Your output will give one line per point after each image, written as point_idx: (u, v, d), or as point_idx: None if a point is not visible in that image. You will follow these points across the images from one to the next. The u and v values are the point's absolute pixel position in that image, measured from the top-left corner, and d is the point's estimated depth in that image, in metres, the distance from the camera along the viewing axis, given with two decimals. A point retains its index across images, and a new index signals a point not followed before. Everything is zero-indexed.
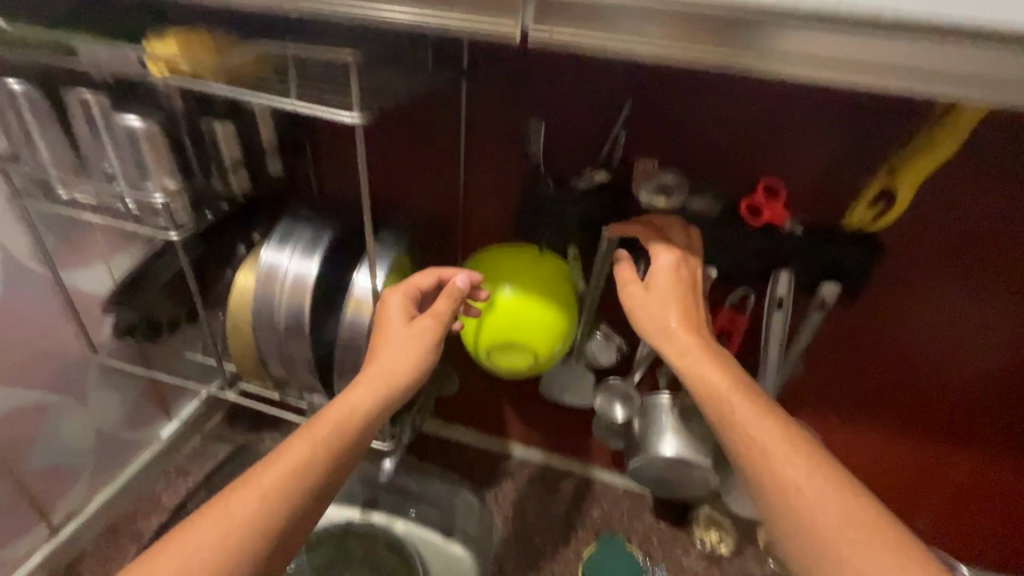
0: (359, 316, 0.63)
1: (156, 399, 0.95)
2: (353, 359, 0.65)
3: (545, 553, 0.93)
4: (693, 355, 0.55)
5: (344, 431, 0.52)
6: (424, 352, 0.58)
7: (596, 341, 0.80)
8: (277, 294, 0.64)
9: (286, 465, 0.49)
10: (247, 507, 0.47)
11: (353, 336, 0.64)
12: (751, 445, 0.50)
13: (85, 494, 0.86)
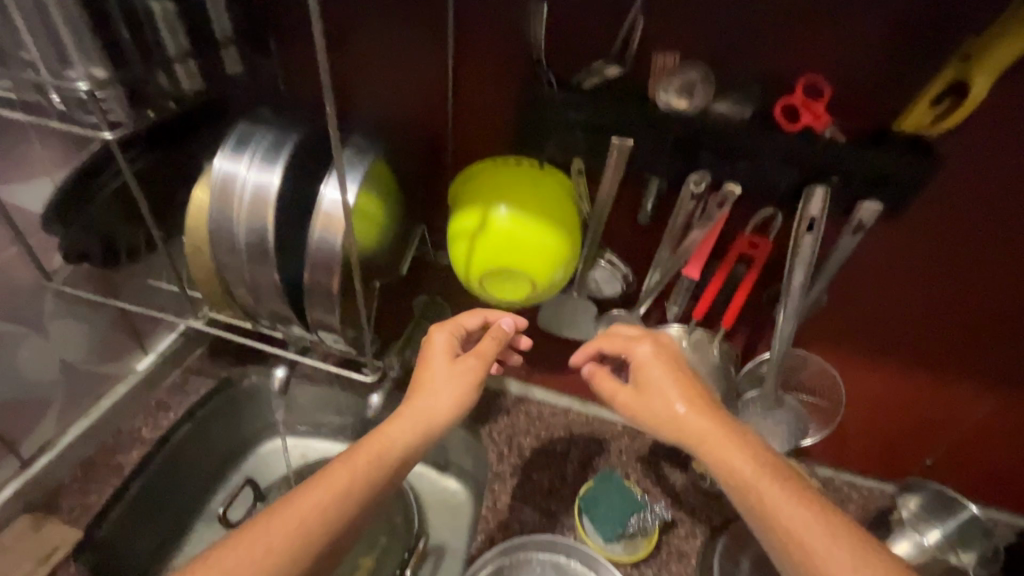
0: (329, 235, 0.56)
1: (127, 330, 0.89)
2: (325, 282, 0.58)
3: (542, 488, 0.90)
4: (711, 441, 0.56)
5: (383, 462, 0.57)
6: (466, 391, 0.63)
7: (600, 270, 0.73)
8: (236, 208, 0.56)
9: (327, 488, 0.54)
10: (291, 525, 0.51)
11: (325, 255, 0.56)
12: (765, 506, 0.52)
13: (57, 426, 0.82)
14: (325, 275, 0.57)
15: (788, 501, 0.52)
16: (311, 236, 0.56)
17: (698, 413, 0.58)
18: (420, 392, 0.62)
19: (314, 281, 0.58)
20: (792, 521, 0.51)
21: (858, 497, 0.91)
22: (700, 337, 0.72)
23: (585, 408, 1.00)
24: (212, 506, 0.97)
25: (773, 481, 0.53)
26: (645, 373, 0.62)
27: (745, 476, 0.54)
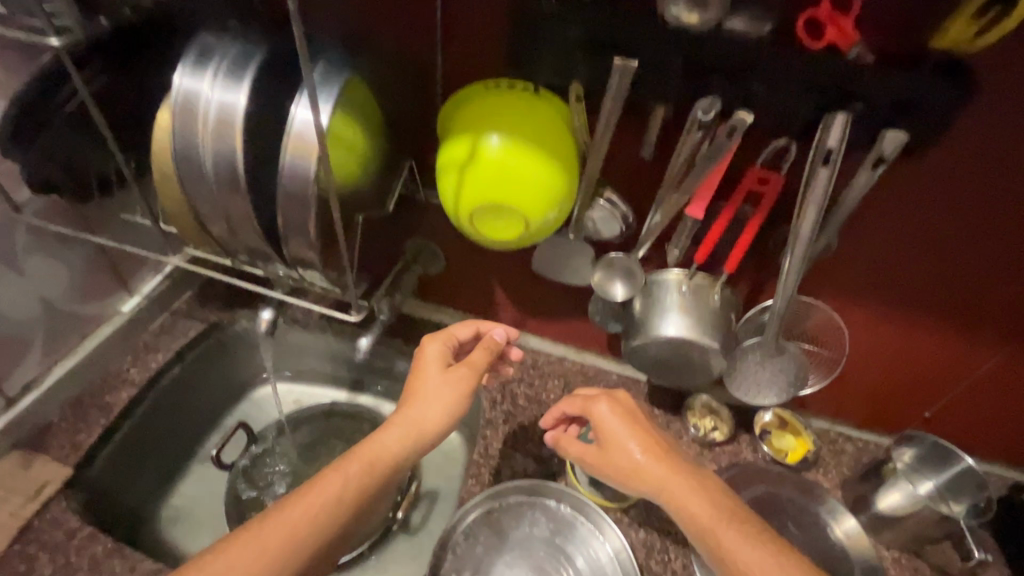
0: (300, 160, 0.52)
1: (109, 269, 0.86)
2: (303, 213, 0.54)
3: (534, 435, 0.89)
4: (669, 488, 0.63)
5: (378, 472, 0.60)
6: (458, 401, 0.65)
7: (598, 210, 0.69)
8: (201, 132, 0.52)
9: (321, 496, 0.56)
10: (288, 528, 0.54)
11: (300, 183, 0.53)
12: (719, 544, 0.59)
13: (42, 365, 0.81)
14: (300, 207, 0.54)
15: (737, 541, 0.58)
16: (282, 162, 0.52)
17: (659, 462, 0.65)
18: (412, 404, 0.64)
19: (290, 213, 0.55)
20: (740, 560, 0.57)
21: (851, 449, 0.91)
22: (701, 282, 0.69)
23: (580, 357, 0.99)
24: (206, 449, 0.97)
25: (730, 525, 0.60)
26: (605, 433, 0.68)
27: (699, 517, 0.61)
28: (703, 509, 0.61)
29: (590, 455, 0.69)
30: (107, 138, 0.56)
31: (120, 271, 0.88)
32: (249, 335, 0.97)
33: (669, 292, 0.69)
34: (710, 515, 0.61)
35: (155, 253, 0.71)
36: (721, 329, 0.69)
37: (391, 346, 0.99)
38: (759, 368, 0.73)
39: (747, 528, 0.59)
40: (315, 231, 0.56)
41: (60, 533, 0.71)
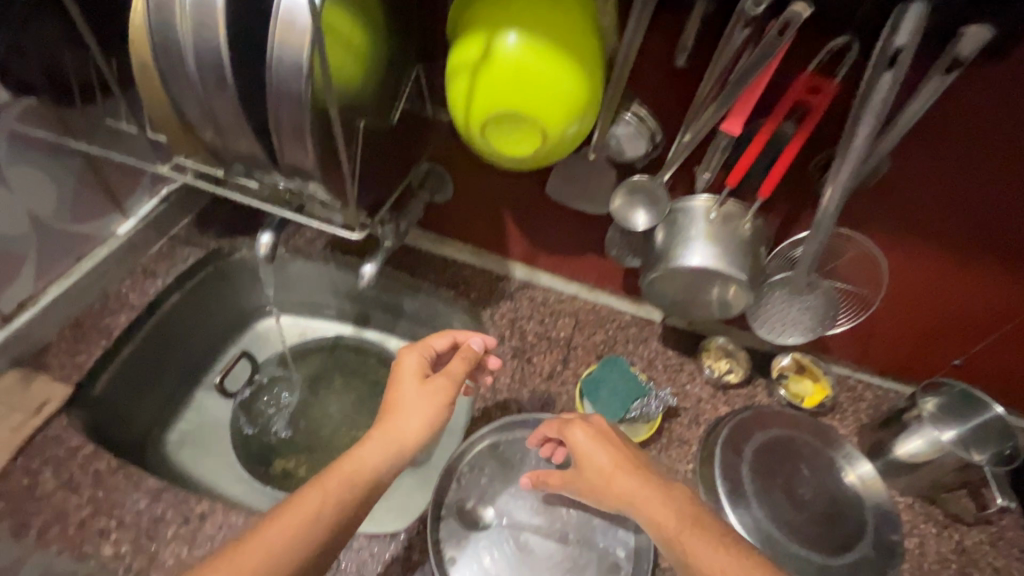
0: (288, 48, 0.46)
1: (102, 188, 0.82)
2: (297, 111, 0.48)
3: (542, 372, 0.87)
4: (639, 499, 0.61)
5: (356, 488, 0.58)
6: (436, 411, 0.66)
7: (623, 127, 0.62)
8: (177, 14, 0.46)
9: (298, 514, 0.55)
10: (265, 551, 0.52)
11: (291, 75, 0.47)
12: (684, 553, 0.56)
13: (37, 285, 0.78)
14: (292, 104, 0.48)
15: (707, 548, 0.56)
16: (269, 51, 0.47)
17: (629, 472, 0.63)
18: (391, 418, 0.64)
19: (283, 111, 0.49)
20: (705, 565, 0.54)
21: (870, 396, 0.87)
22: (732, 210, 0.63)
23: (592, 296, 0.95)
24: (211, 377, 0.98)
25: (694, 530, 0.57)
26: (580, 457, 0.67)
27: (668, 528, 0.58)
28: (674, 519, 0.59)
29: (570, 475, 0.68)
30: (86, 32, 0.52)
31: (114, 190, 0.84)
32: (252, 263, 0.95)
33: (695, 221, 0.64)
34: (679, 523, 0.58)
35: (144, 164, 0.67)
36: (750, 261, 0.64)
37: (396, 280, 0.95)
38: (785, 304, 0.68)
39: (725, 541, 0.56)
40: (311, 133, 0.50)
41: (63, 450, 0.69)
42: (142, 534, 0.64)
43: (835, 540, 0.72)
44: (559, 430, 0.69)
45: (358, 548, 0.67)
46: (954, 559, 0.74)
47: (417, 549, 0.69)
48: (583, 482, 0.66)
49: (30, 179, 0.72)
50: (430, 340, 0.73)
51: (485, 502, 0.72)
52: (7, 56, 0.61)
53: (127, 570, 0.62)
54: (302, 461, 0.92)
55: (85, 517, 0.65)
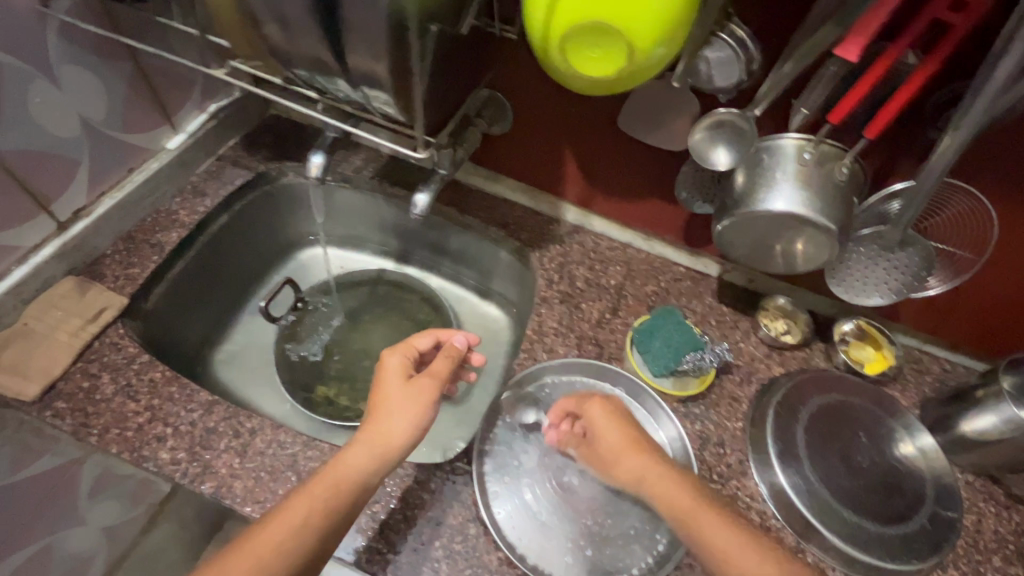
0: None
1: (153, 100, 0.80)
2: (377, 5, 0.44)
3: (591, 319, 0.84)
4: (650, 477, 0.62)
5: (343, 495, 0.59)
6: (420, 412, 0.66)
7: (716, 49, 0.56)
8: None
9: (283, 524, 0.56)
10: (250, 565, 0.53)
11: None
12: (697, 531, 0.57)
13: (91, 194, 0.77)
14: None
15: (715, 521, 0.57)
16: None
17: (641, 452, 0.64)
18: (377, 423, 0.64)
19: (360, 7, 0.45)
20: (715, 540, 0.56)
21: (937, 370, 0.82)
22: (829, 150, 0.57)
23: (647, 246, 0.92)
24: (256, 301, 0.99)
25: (706, 507, 0.58)
26: (595, 431, 0.67)
27: (673, 504, 0.59)
28: (678, 492, 0.60)
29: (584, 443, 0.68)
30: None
31: (162, 102, 0.82)
32: (301, 189, 0.96)
33: (782, 161, 0.58)
34: (689, 498, 0.59)
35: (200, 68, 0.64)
36: (842, 210, 0.58)
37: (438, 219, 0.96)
38: (868, 262, 0.63)
39: (726, 519, 0.57)
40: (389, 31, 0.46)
41: (120, 356, 0.70)
42: (196, 444, 0.65)
43: (891, 509, 0.69)
44: (578, 406, 0.69)
45: (401, 475, 0.68)
46: (1012, 540, 0.71)
47: (461, 481, 0.68)
48: (594, 456, 0.66)
49: (80, 81, 0.69)
50: (412, 338, 0.74)
51: (529, 441, 0.72)
52: None
53: (183, 474, 0.63)
54: (341, 388, 0.94)
55: (142, 422, 0.66)
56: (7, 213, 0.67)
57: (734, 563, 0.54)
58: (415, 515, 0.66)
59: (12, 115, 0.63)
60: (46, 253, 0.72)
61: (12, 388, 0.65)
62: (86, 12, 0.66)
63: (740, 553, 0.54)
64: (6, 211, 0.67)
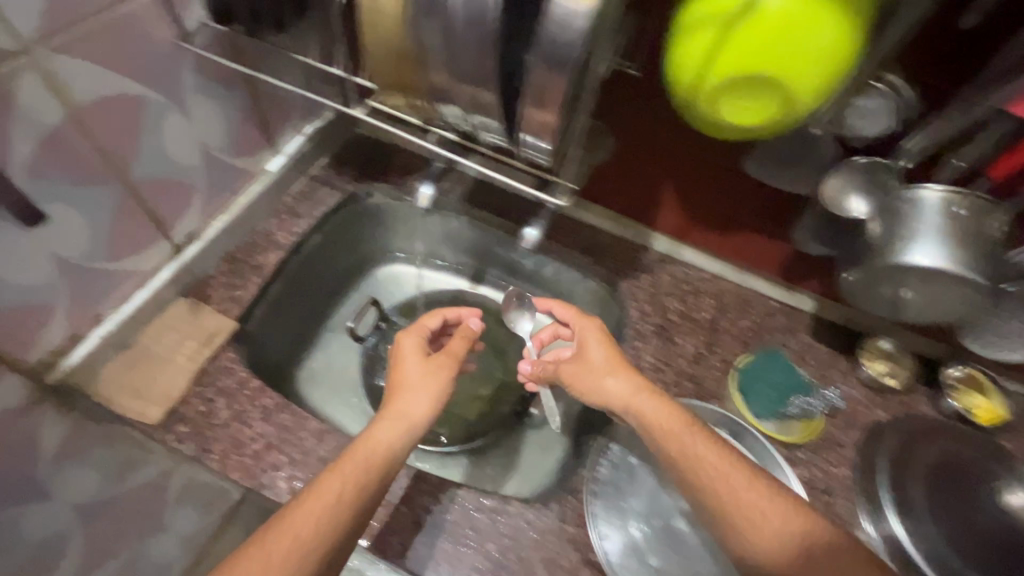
0: (579, 7, 0.37)
1: (259, 124, 0.81)
2: (561, 73, 0.40)
3: (687, 354, 0.82)
4: (632, 400, 0.66)
5: (371, 463, 0.60)
6: (435, 386, 0.71)
7: (868, 98, 0.54)
8: None
9: (321, 499, 0.56)
10: (292, 539, 0.53)
11: (566, 40, 0.38)
12: (684, 453, 0.60)
13: (201, 217, 0.78)
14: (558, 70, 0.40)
15: (702, 442, 0.60)
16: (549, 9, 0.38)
17: (623, 370, 0.69)
18: (398, 400, 0.69)
19: (541, 75, 0.41)
20: (698, 459, 0.59)
21: None
22: (982, 206, 0.55)
23: (740, 279, 0.90)
24: (336, 318, 0.99)
25: (691, 430, 0.61)
26: (587, 349, 0.72)
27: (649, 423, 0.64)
28: (659, 410, 0.64)
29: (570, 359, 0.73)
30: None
31: (266, 125, 0.82)
32: (387, 210, 0.96)
33: (928, 213, 0.55)
34: (673, 417, 0.63)
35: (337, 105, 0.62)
36: (993, 267, 0.56)
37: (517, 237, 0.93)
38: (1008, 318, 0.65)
39: (697, 429, 0.62)
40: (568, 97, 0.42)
41: (232, 381, 0.71)
42: (313, 473, 0.66)
43: None
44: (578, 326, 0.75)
45: (511, 513, 0.68)
46: None
47: (570, 521, 0.68)
48: (579, 373, 0.71)
49: (203, 109, 0.70)
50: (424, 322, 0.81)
51: (635, 481, 0.71)
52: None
53: None
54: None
55: (257, 449, 0.67)
56: (135, 239, 0.68)
57: (703, 467, 0.58)
58: (528, 556, 0.65)
59: (146, 145, 0.64)
60: (163, 276, 0.74)
61: (135, 410, 0.68)
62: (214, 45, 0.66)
63: (711, 459, 0.59)
64: (132, 237, 0.68)
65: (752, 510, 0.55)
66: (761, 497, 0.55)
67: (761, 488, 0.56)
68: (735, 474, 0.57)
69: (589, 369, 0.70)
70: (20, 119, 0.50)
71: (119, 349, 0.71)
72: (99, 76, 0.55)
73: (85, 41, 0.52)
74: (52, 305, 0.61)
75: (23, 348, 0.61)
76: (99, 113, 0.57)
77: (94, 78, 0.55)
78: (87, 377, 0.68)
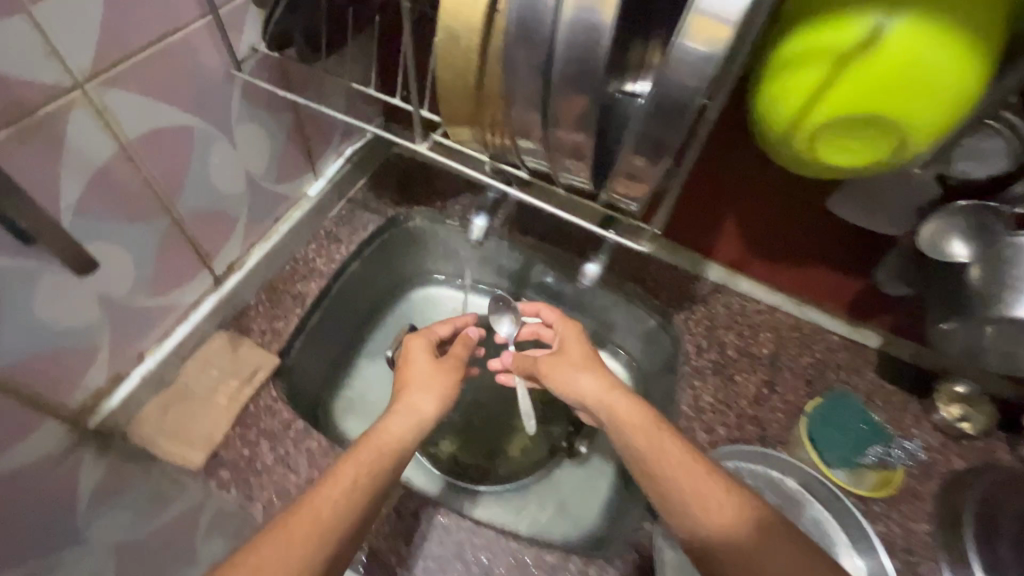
0: (709, 48, 0.33)
1: (303, 148, 0.78)
2: (676, 122, 0.36)
3: (748, 395, 0.78)
4: (606, 399, 0.68)
5: (385, 454, 0.63)
6: (442, 388, 0.74)
7: (985, 136, 0.49)
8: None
9: (339, 484, 0.57)
10: (310, 521, 0.54)
11: (688, 87, 0.34)
12: (654, 443, 0.61)
13: (243, 247, 0.74)
14: (672, 118, 0.36)
15: (666, 437, 0.61)
16: (672, 49, 0.33)
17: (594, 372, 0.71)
18: (407, 396, 0.72)
19: (651, 122, 0.37)
20: (665, 451, 0.60)
21: None
22: None
23: (798, 311, 0.85)
24: (370, 346, 0.95)
25: (663, 430, 0.61)
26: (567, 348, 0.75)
27: (620, 418, 0.65)
28: (630, 408, 0.65)
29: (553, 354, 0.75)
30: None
31: (309, 150, 0.79)
32: (428, 234, 0.93)
33: None
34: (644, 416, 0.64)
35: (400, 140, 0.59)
36: None
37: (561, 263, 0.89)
38: None
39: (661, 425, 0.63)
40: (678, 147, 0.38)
41: (275, 422, 0.68)
42: None
43: None
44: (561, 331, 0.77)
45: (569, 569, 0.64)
46: None
47: None
48: (555, 366, 0.73)
49: (250, 137, 0.66)
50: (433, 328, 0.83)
51: None
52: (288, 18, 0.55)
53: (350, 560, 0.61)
54: (461, 445, 0.87)
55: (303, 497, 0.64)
56: (178, 273, 0.65)
57: (664, 457, 0.59)
58: None
59: (194, 176, 0.61)
60: (204, 309, 0.70)
61: (177, 453, 0.65)
62: (264, 71, 0.63)
63: (671, 450, 0.60)
64: (176, 271, 0.65)
65: (706, 498, 0.55)
66: (712, 482, 0.56)
67: (716, 482, 0.56)
68: (696, 465, 0.58)
69: (567, 364, 0.72)
70: (70, 156, 0.48)
71: (159, 387, 0.67)
72: (148, 109, 0.52)
73: (139, 72, 0.50)
74: (94, 347, 0.58)
75: (63, 391, 0.58)
76: (152, 146, 0.54)
77: (142, 111, 0.52)
78: (127, 418, 0.65)
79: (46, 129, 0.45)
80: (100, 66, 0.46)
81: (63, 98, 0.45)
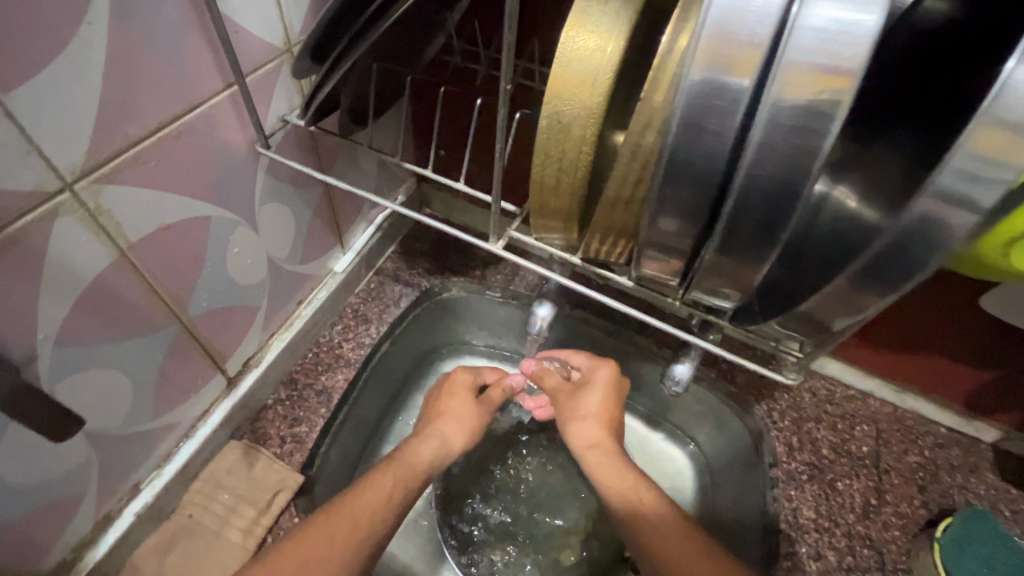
0: (1000, 169, 0.22)
1: (331, 221, 0.67)
2: (918, 260, 0.26)
3: (855, 508, 0.66)
4: (593, 452, 0.58)
5: (414, 478, 0.54)
6: (474, 426, 0.63)
7: None
8: (736, 79, 0.24)
9: (375, 496, 0.50)
10: (346, 526, 0.47)
11: (949, 221, 0.24)
12: (617, 493, 0.55)
13: (261, 339, 0.63)
14: (907, 255, 0.26)
15: (614, 468, 0.56)
16: (933, 174, 0.23)
17: (588, 422, 0.60)
18: (434, 419, 0.61)
19: (876, 256, 0.26)
20: (608, 488, 0.55)
21: None
22: None
23: (898, 399, 0.73)
24: (399, 428, 0.74)
25: (635, 472, 0.56)
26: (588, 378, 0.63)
27: (610, 489, 0.55)
28: (620, 481, 0.55)
29: (563, 390, 0.63)
30: (507, 73, 0.32)
31: (338, 222, 0.68)
32: (467, 305, 0.75)
33: None
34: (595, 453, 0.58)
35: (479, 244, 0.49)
36: None
37: (622, 338, 0.74)
38: None
39: (620, 464, 0.57)
40: (903, 292, 0.27)
41: None
42: None
43: None
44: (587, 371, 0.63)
45: None
46: None
47: None
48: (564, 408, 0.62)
49: (274, 218, 0.56)
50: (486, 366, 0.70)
51: None
52: (347, 90, 0.45)
53: None
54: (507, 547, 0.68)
55: None
56: (185, 385, 0.54)
57: (620, 495, 0.54)
58: None
59: (211, 275, 0.50)
60: (214, 421, 0.59)
61: None
62: (293, 145, 0.53)
63: (622, 485, 0.55)
64: (184, 382, 0.53)
65: (666, 544, 0.50)
66: (646, 518, 0.52)
67: (664, 521, 0.51)
68: (658, 509, 0.53)
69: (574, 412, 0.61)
70: (52, 275, 0.37)
71: (159, 519, 0.56)
72: (144, 203, 0.41)
73: (144, 163, 0.40)
74: (74, 494, 0.47)
75: (35, 553, 0.46)
76: (160, 246, 0.44)
77: (135, 208, 0.41)
78: (118, 563, 0.53)
79: (20, 250, 0.35)
80: (93, 162, 0.37)
81: (46, 204, 0.35)
